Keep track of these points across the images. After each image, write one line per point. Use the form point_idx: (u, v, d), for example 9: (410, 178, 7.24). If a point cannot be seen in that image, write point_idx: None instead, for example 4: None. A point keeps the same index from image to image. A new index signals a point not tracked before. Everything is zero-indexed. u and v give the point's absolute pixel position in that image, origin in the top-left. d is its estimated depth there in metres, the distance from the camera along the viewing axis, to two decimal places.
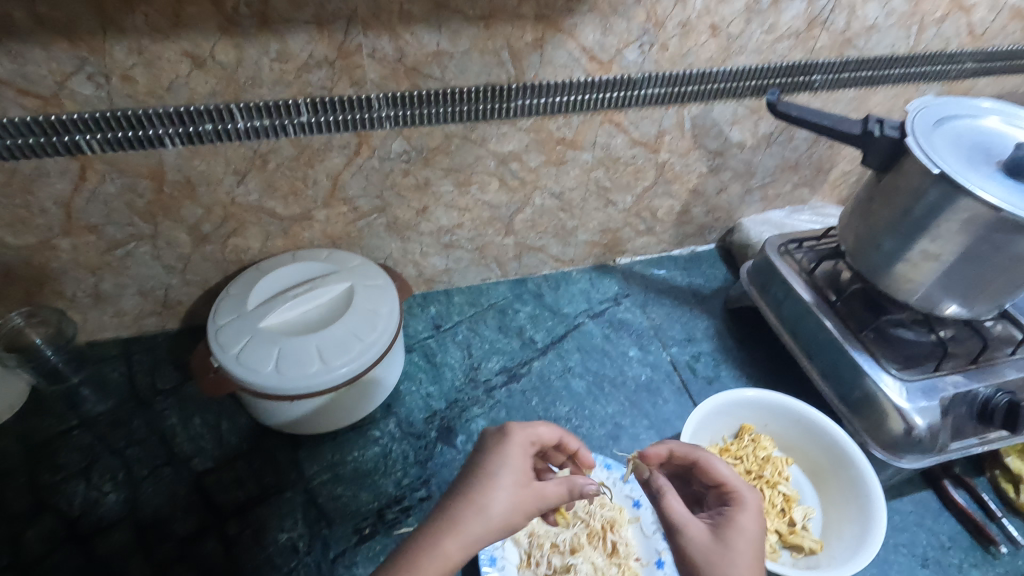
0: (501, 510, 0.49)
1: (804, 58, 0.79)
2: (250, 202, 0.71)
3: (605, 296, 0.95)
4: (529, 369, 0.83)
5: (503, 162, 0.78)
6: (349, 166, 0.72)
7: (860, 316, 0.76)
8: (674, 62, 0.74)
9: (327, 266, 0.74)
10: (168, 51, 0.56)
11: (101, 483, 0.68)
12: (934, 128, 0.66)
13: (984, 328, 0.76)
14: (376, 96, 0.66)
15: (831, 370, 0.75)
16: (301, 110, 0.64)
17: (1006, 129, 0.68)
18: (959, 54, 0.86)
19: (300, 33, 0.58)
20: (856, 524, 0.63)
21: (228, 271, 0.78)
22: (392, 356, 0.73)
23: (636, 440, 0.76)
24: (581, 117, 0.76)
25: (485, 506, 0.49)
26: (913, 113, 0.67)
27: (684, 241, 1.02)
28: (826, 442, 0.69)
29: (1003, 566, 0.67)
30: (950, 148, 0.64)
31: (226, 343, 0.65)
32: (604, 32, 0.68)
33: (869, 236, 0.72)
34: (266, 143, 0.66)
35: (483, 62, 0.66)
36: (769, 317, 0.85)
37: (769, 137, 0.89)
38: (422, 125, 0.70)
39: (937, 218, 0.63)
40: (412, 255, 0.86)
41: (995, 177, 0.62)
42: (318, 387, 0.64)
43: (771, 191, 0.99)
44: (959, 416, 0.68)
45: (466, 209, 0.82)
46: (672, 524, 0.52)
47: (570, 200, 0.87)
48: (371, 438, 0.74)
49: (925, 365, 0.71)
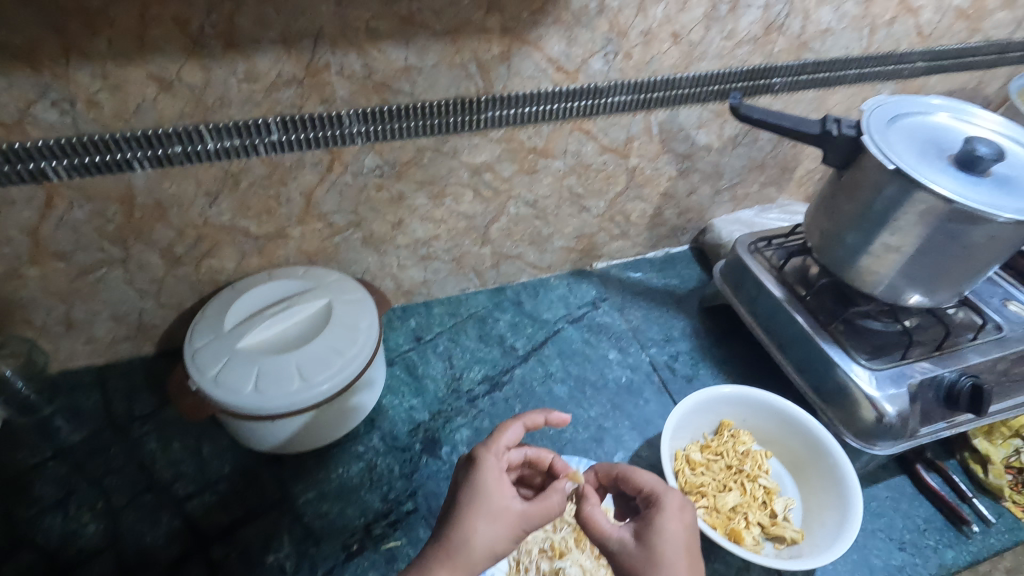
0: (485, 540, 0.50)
1: (763, 62, 0.82)
2: (223, 222, 0.71)
3: (583, 300, 0.96)
4: (511, 376, 0.84)
5: (476, 172, 0.79)
6: (322, 183, 0.72)
7: (830, 309, 0.79)
8: (638, 70, 0.75)
9: (304, 283, 0.74)
10: (134, 75, 0.56)
11: (79, 514, 0.67)
12: (889, 124, 0.69)
13: (947, 316, 0.79)
14: (347, 112, 0.66)
15: (804, 362, 0.77)
16: (272, 128, 0.64)
17: (955, 124, 0.71)
18: (910, 54, 0.90)
19: (268, 53, 0.59)
20: (835, 512, 0.65)
21: (203, 292, 0.77)
22: (373, 370, 0.73)
23: (619, 442, 0.77)
24: (550, 126, 0.77)
25: (468, 538, 0.50)
26: (869, 111, 0.70)
27: (659, 244, 1.04)
28: (802, 433, 0.71)
29: (976, 545, 0.69)
30: (905, 144, 0.67)
31: (204, 365, 0.64)
32: (569, 43, 0.70)
33: (833, 231, 0.75)
34: (237, 163, 0.66)
35: (452, 76, 0.67)
36: (743, 314, 0.87)
37: (734, 138, 0.92)
38: (394, 139, 0.71)
39: (896, 212, 0.66)
40: (390, 268, 0.86)
41: (947, 170, 0.65)
42: (299, 405, 0.63)
43: (740, 191, 1.02)
44: (927, 401, 0.71)
45: (441, 220, 0.82)
46: (600, 536, 0.52)
47: (544, 208, 0.88)
48: (355, 453, 0.74)
49: (893, 354, 0.74)
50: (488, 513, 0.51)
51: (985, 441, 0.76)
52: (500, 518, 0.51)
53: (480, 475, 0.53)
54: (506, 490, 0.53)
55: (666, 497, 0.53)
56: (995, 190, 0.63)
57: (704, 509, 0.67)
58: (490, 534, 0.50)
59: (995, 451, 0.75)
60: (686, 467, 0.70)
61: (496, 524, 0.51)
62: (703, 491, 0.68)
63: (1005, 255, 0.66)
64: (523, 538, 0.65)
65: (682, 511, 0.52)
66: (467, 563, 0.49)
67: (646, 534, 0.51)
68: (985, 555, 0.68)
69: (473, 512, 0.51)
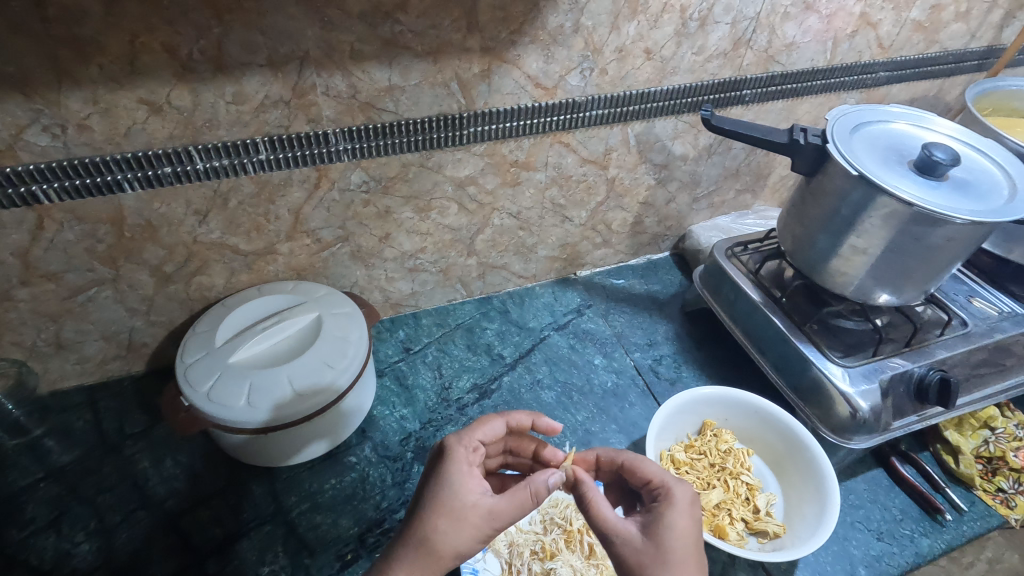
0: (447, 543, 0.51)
1: (733, 75, 0.85)
2: (212, 240, 0.72)
3: (568, 308, 0.99)
4: (499, 384, 0.86)
5: (460, 186, 0.81)
6: (310, 200, 0.74)
7: (804, 310, 0.82)
8: (614, 85, 0.78)
9: (293, 297, 0.76)
10: (124, 99, 0.58)
11: (73, 533, 0.67)
12: (852, 133, 0.73)
13: (915, 313, 0.82)
14: (333, 131, 0.68)
15: (781, 362, 0.80)
16: (260, 148, 0.66)
17: (913, 131, 0.75)
18: (872, 65, 0.94)
19: (255, 75, 0.61)
20: (814, 504, 0.67)
21: (193, 309, 0.78)
22: (364, 381, 0.75)
23: (606, 444, 0.79)
24: (531, 140, 0.80)
25: (428, 540, 0.51)
26: (833, 120, 0.74)
27: (640, 251, 1.07)
28: (781, 429, 0.74)
29: (950, 533, 0.72)
30: (867, 151, 0.71)
31: (196, 381, 0.65)
32: (546, 60, 0.72)
33: (804, 235, 0.78)
34: (226, 182, 0.68)
35: (435, 94, 0.70)
36: (722, 317, 0.90)
37: (709, 148, 0.95)
38: (379, 156, 0.73)
39: (862, 215, 0.69)
40: (378, 281, 0.87)
41: (908, 175, 0.68)
42: (291, 417, 0.65)
43: (716, 199, 1.05)
44: (898, 396, 0.74)
45: (427, 233, 0.84)
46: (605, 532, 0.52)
47: (527, 219, 0.90)
48: (348, 464, 0.75)
49: (865, 352, 0.77)
50: (449, 511, 0.52)
51: (956, 435, 0.79)
52: (462, 517, 0.52)
53: (445, 471, 0.54)
54: (473, 485, 0.54)
55: (675, 491, 0.53)
56: (953, 193, 0.67)
57: None
58: (452, 532, 0.51)
59: (965, 444, 0.78)
60: (671, 466, 0.72)
61: (457, 524, 0.51)
62: None
63: (966, 253, 0.70)
64: (514, 541, 0.66)
65: (691, 505, 0.52)
66: (429, 561, 0.51)
67: (653, 528, 0.51)
68: (959, 542, 0.71)
69: (436, 508, 0.52)
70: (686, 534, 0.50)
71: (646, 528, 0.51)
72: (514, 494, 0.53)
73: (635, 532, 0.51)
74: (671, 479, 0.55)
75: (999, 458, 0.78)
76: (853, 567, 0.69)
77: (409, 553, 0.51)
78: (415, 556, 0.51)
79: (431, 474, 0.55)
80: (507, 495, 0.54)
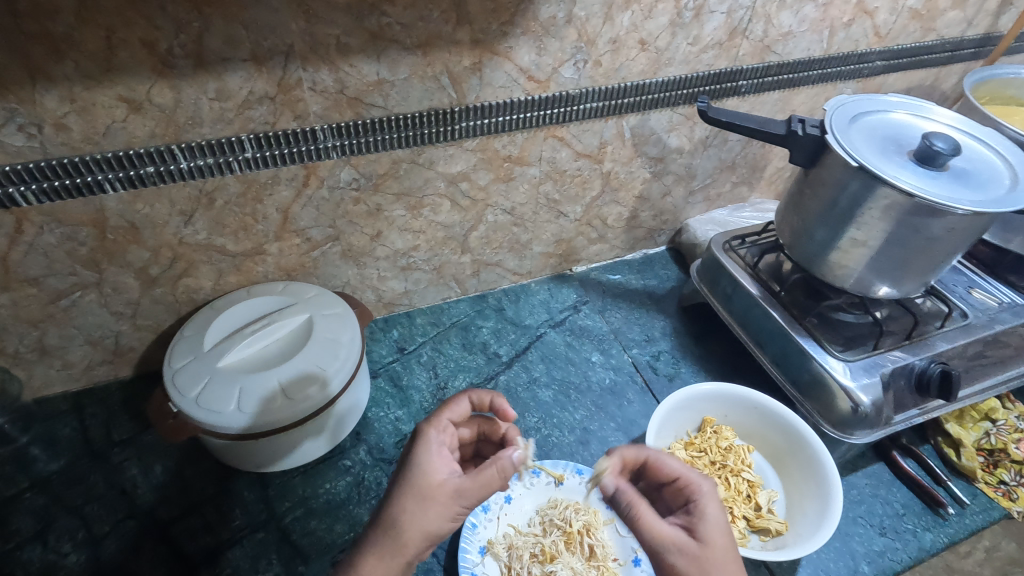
0: (411, 525, 0.49)
1: (729, 65, 0.84)
2: (198, 241, 0.70)
3: (564, 304, 0.97)
4: (495, 383, 0.84)
5: (453, 182, 0.79)
6: (298, 198, 0.72)
7: (803, 304, 0.81)
8: (608, 77, 0.77)
9: (283, 298, 0.74)
10: (102, 97, 0.56)
11: (60, 544, 0.65)
12: (851, 123, 0.71)
13: (915, 305, 0.81)
14: (320, 127, 0.66)
15: (781, 356, 0.79)
16: (245, 145, 0.64)
17: (912, 120, 0.74)
18: (868, 54, 0.93)
19: (238, 71, 0.59)
20: (817, 501, 0.66)
21: (180, 312, 0.77)
22: (357, 383, 0.73)
23: (605, 443, 0.78)
24: (524, 134, 0.78)
25: (392, 520, 0.50)
26: (831, 110, 0.72)
27: (636, 246, 1.06)
28: (782, 425, 0.73)
29: (953, 526, 0.71)
30: (866, 141, 0.70)
31: (184, 386, 0.63)
32: (538, 52, 0.71)
33: (803, 227, 0.77)
34: (211, 181, 0.66)
35: (424, 88, 0.68)
36: (720, 311, 0.89)
37: (705, 140, 0.94)
38: (368, 152, 0.71)
39: (861, 207, 0.68)
40: (370, 280, 0.86)
41: (907, 165, 0.67)
42: (282, 423, 0.63)
43: (712, 191, 1.04)
44: (899, 389, 0.73)
45: (419, 230, 0.83)
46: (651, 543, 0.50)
47: (521, 215, 0.89)
48: (342, 468, 0.73)
49: (865, 345, 0.76)
50: (416, 491, 0.51)
51: (955, 428, 0.78)
52: (428, 496, 0.50)
53: (414, 449, 0.53)
54: (440, 464, 0.53)
55: (702, 486, 0.53)
56: (954, 183, 0.66)
57: None
58: (421, 513, 0.50)
59: (964, 437, 0.78)
60: None
61: (425, 503, 0.50)
62: None
63: (966, 244, 0.69)
64: (513, 544, 0.65)
65: (719, 496, 0.52)
66: (396, 546, 0.49)
67: (698, 530, 0.50)
68: (962, 537, 0.71)
69: (401, 489, 0.51)
70: (725, 527, 0.50)
71: (688, 529, 0.51)
72: (480, 474, 0.52)
73: (687, 540, 0.49)
74: (695, 473, 0.54)
75: (1000, 449, 0.77)
76: (856, 563, 0.68)
77: (378, 536, 0.50)
78: (382, 538, 0.50)
79: (401, 452, 0.54)
80: (474, 473, 0.52)
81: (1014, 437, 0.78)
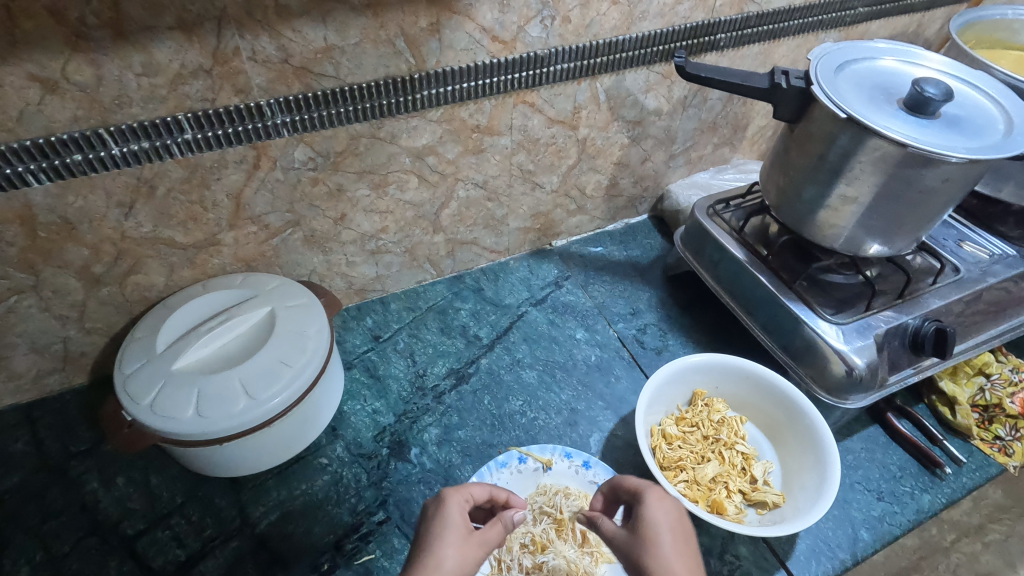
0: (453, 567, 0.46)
1: (706, 17, 0.79)
2: (143, 234, 0.65)
3: (546, 280, 0.93)
4: (477, 367, 0.80)
5: (419, 157, 0.74)
6: (250, 182, 0.66)
7: (792, 267, 0.78)
8: (578, 34, 0.72)
9: (242, 291, 0.69)
10: (10, 77, 0.49)
11: (17, 568, 0.61)
12: (838, 72, 0.67)
13: (906, 262, 0.79)
14: (267, 102, 0.60)
15: (771, 323, 0.76)
16: (184, 126, 0.58)
17: (900, 67, 0.70)
18: (850, 0, 0.89)
19: (165, 41, 0.53)
20: (814, 471, 0.64)
21: (132, 312, 0.71)
22: (328, 376, 0.69)
23: (594, 423, 0.75)
24: (492, 101, 0.73)
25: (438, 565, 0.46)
26: (816, 60, 0.68)
27: (617, 215, 1.02)
28: (775, 395, 0.70)
29: (950, 486, 0.70)
30: (854, 91, 0.65)
31: (137, 392, 0.59)
32: (501, 9, 0.65)
33: (790, 186, 0.73)
34: (151, 168, 0.60)
35: (379, 54, 0.62)
36: (707, 279, 0.85)
37: (684, 100, 0.89)
38: (323, 128, 0.65)
39: (850, 161, 0.64)
40: (338, 266, 0.81)
41: (898, 115, 0.63)
42: (247, 425, 0.58)
43: (694, 154, 1.00)
44: (894, 349, 0.71)
45: (387, 211, 0.77)
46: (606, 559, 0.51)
47: (495, 188, 0.84)
48: (319, 466, 0.69)
49: (857, 306, 0.73)
50: (450, 537, 0.48)
51: (952, 390, 0.76)
52: (460, 539, 0.48)
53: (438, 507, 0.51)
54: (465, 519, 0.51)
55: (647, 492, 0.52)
56: (947, 130, 0.62)
57: (684, 483, 0.65)
58: (458, 561, 0.47)
59: (960, 398, 0.75)
60: (662, 442, 0.68)
61: (461, 550, 0.48)
62: (682, 465, 0.67)
63: (960, 196, 0.66)
64: (502, 536, 0.62)
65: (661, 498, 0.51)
66: None
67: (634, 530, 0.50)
68: (959, 496, 0.69)
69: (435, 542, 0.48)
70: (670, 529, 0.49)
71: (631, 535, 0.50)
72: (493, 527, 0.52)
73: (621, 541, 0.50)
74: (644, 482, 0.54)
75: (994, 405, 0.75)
76: (855, 530, 0.66)
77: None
78: None
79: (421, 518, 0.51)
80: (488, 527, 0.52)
81: (1008, 390, 0.76)
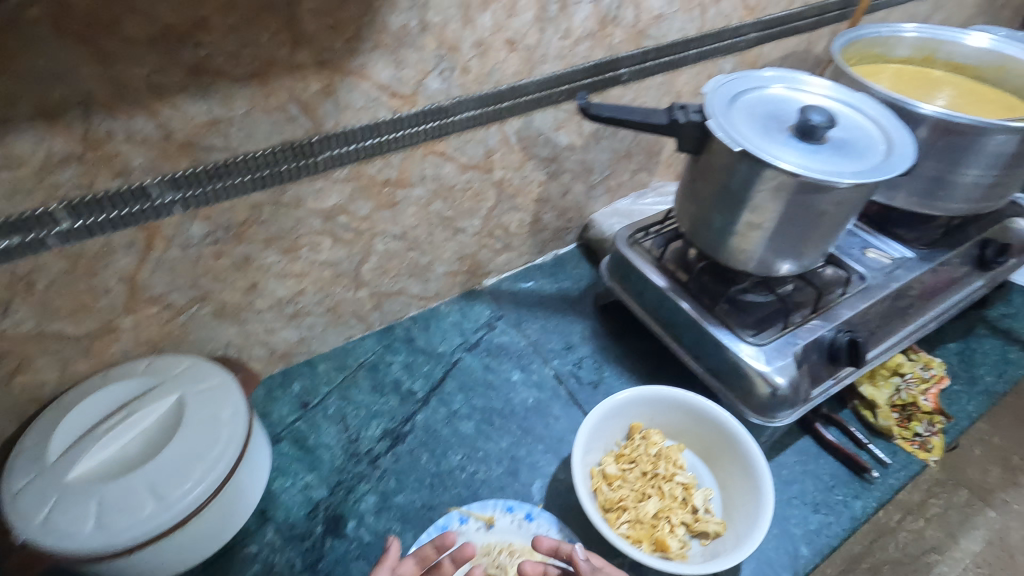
0: None
1: (606, 55, 0.80)
2: (25, 332, 0.59)
3: (478, 323, 0.92)
4: (412, 424, 0.78)
5: (329, 217, 0.72)
6: (145, 264, 0.62)
7: (713, 290, 0.79)
8: (480, 82, 0.71)
9: (146, 380, 0.64)
10: None
11: None
12: (733, 103, 0.70)
13: (817, 275, 0.82)
14: (152, 181, 0.57)
15: (698, 347, 0.78)
16: (58, 216, 0.54)
17: (789, 94, 0.73)
18: (741, 28, 0.93)
19: (24, 131, 0.49)
20: (750, 496, 0.65)
21: (24, 414, 0.65)
22: (250, 459, 0.65)
23: (535, 469, 0.74)
24: (400, 155, 0.72)
25: None
26: (710, 93, 0.70)
27: (545, 248, 1.02)
28: (708, 421, 0.71)
29: (879, 489, 0.73)
30: (747, 122, 0.68)
31: (28, 511, 0.53)
32: (397, 66, 0.64)
33: (700, 214, 0.75)
34: (25, 263, 0.55)
35: (271, 121, 0.60)
36: (635, 308, 0.86)
37: (595, 133, 0.91)
38: (220, 201, 0.62)
39: (750, 190, 0.66)
40: (256, 335, 0.77)
41: (788, 144, 0.66)
42: (156, 532, 0.54)
43: (613, 182, 1.01)
44: (813, 363, 0.73)
45: (302, 273, 0.74)
46: None
47: (415, 238, 0.82)
48: (248, 556, 0.65)
49: (776, 325, 0.76)
50: None
51: (874, 393, 0.79)
52: None
53: None
54: None
55: None
56: (833, 155, 0.66)
57: (628, 524, 0.65)
58: None
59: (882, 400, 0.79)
60: (603, 484, 0.68)
61: None
62: (624, 505, 0.66)
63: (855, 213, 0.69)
64: None
65: None
66: None
67: None
68: (889, 497, 0.72)
69: None
70: None
71: None
72: None
73: None
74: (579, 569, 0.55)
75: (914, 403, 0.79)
76: (796, 547, 0.68)
77: None
78: None
79: None
80: None
81: (924, 388, 0.80)
